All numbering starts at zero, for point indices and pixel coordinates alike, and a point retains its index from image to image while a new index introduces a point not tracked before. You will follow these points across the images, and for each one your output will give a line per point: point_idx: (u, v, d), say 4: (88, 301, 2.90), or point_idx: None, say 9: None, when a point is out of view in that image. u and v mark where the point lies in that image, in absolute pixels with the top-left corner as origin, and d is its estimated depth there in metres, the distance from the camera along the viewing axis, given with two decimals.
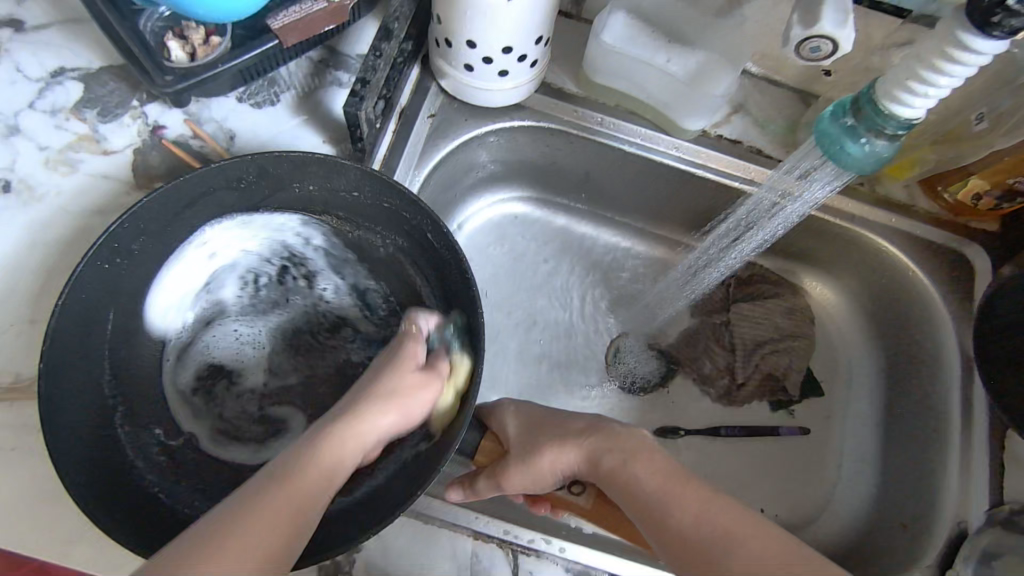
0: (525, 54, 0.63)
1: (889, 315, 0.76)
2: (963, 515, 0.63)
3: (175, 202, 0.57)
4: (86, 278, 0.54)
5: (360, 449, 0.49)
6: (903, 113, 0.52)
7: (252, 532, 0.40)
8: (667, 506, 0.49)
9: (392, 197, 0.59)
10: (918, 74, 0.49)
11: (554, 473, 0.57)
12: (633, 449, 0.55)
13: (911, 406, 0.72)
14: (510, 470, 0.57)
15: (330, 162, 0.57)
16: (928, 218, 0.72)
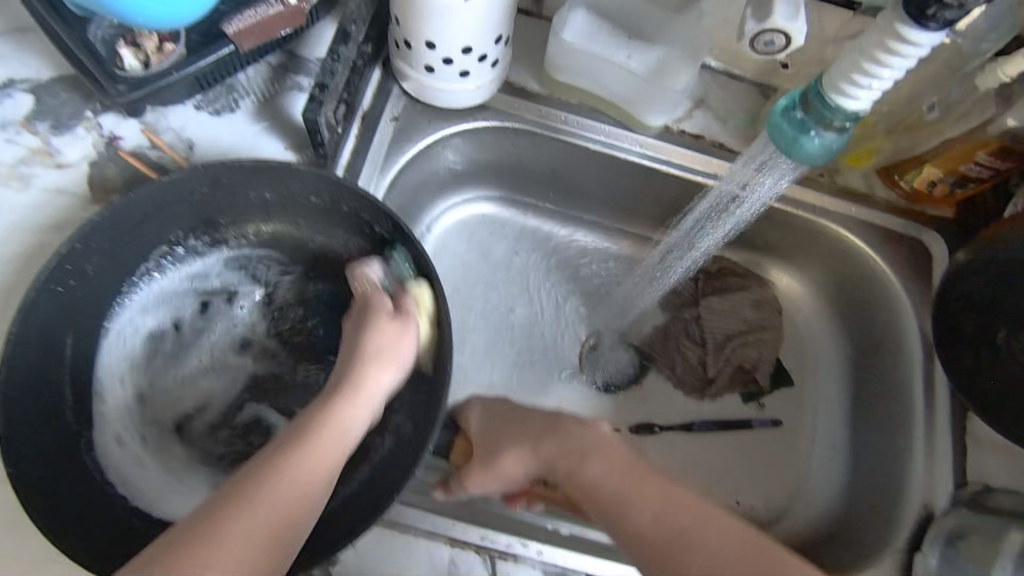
0: (485, 55, 0.63)
1: (853, 303, 0.78)
2: (929, 497, 0.65)
3: (128, 219, 0.55)
4: (41, 302, 0.53)
5: (362, 412, 0.53)
6: (851, 105, 0.52)
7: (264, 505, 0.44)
8: (628, 499, 0.51)
9: (350, 200, 0.59)
10: (864, 64, 0.49)
11: (515, 469, 0.58)
12: (592, 445, 0.55)
13: (877, 391, 0.74)
14: (472, 472, 0.58)
15: (284, 168, 0.57)
16: (887, 206, 0.73)
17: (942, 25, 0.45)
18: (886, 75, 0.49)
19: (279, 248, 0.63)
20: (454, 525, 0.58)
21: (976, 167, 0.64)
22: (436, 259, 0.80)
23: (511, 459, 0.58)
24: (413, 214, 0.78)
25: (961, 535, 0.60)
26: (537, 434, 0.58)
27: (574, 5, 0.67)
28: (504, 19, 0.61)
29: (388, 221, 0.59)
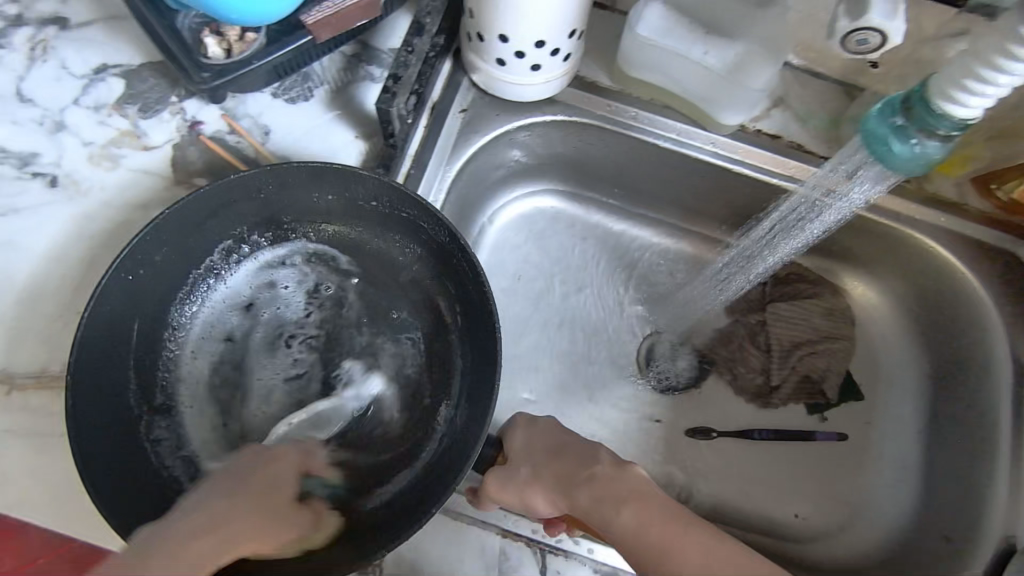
0: (557, 48, 0.62)
1: (935, 318, 0.73)
2: (1012, 529, 0.60)
3: (196, 213, 0.57)
4: (111, 289, 0.54)
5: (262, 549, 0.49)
6: (958, 113, 0.48)
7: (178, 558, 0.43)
8: (673, 551, 0.48)
9: (410, 208, 0.59)
10: (973, 73, 0.45)
11: (547, 502, 0.57)
12: (629, 494, 0.53)
13: (957, 413, 0.70)
14: (492, 482, 0.57)
15: (348, 172, 0.57)
16: (980, 216, 0.68)
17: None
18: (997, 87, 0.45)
19: (339, 250, 0.65)
20: (498, 522, 0.59)
21: None
22: (495, 252, 0.80)
23: (542, 496, 0.57)
24: (475, 206, 0.78)
25: None
26: (570, 476, 0.57)
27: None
28: (579, 14, 0.60)
29: (447, 231, 0.59)
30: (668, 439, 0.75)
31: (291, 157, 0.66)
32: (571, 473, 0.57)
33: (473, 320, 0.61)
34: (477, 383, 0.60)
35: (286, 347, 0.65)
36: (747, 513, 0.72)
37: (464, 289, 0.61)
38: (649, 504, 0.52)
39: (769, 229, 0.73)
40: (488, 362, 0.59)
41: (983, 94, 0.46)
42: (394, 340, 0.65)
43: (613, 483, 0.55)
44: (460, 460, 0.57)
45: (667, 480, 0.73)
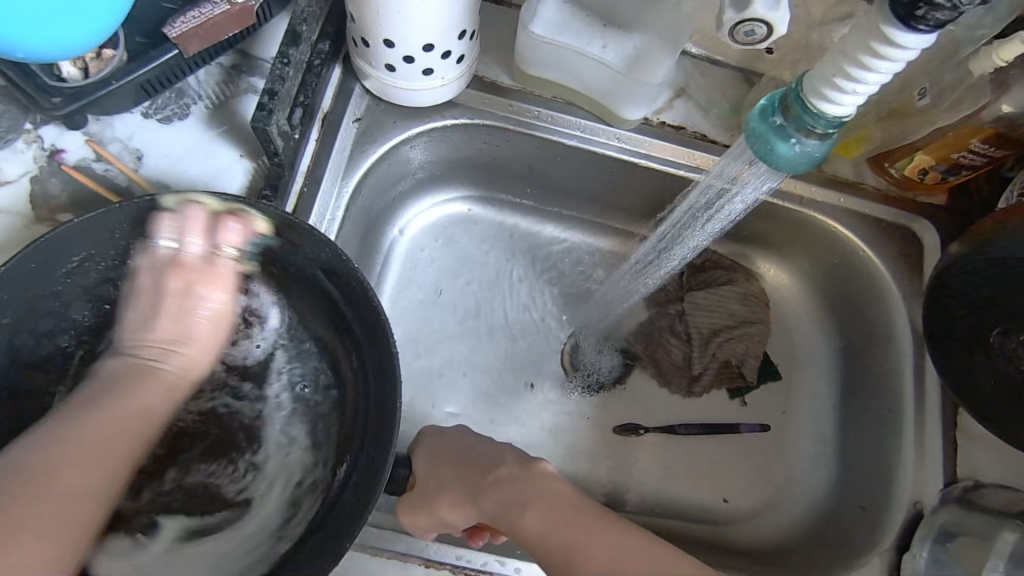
0: (448, 51, 0.59)
1: (842, 296, 0.76)
2: (919, 494, 0.63)
3: (45, 270, 0.52)
4: None
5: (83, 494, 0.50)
6: (833, 111, 0.48)
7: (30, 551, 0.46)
8: (585, 544, 0.49)
9: (281, 227, 0.55)
10: (847, 71, 0.45)
11: (457, 512, 0.56)
12: (535, 497, 0.54)
13: (867, 385, 0.72)
14: (409, 512, 0.56)
15: (206, 199, 0.53)
16: (876, 194, 0.70)
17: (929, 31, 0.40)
18: (867, 81, 0.45)
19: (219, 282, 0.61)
20: (419, 549, 0.57)
21: (968, 154, 0.61)
22: (410, 263, 0.77)
23: (452, 514, 0.56)
24: (383, 217, 0.75)
25: (952, 535, 0.59)
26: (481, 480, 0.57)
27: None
28: (466, 16, 0.57)
29: (323, 245, 0.55)
30: (597, 437, 0.74)
31: (169, 182, 0.61)
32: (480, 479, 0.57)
33: (367, 341, 0.57)
34: (377, 404, 0.57)
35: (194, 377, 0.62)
36: (677, 501, 0.73)
37: (353, 310, 0.57)
38: (560, 512, 0.52)
39: (677, 223, 0.74)
40: (381, 380, 0.56)
41: (852, 89, 0.46)
42: (300, 358, 0.62)
43: (528, 488, 0.55)
44: (366, 484, 0.54)
45: (598, 478, 0.73)
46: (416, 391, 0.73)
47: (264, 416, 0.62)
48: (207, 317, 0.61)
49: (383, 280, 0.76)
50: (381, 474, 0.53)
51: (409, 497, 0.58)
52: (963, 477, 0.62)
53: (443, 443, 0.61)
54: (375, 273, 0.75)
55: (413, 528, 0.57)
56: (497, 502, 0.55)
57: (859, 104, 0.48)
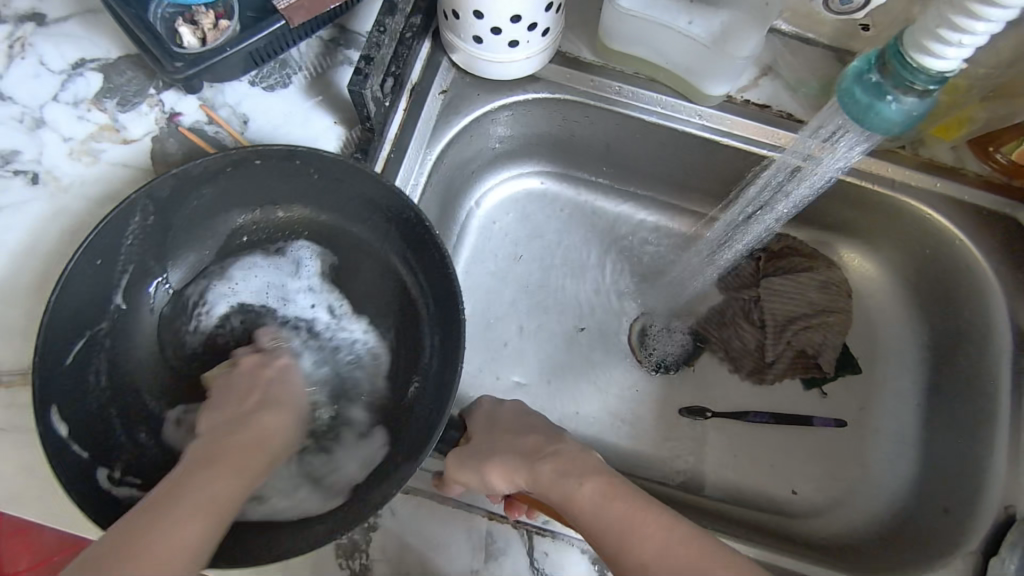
0: (535, 23, 0.60)
1: (931, 288, 0.72)
2: (1012, 499, 0.58)
3: (162, 203, 0.56)
4: (77, 275, 0.53)
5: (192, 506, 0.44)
6: (936, 66, 0.46)
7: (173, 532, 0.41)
8: (630, 530, 0.49)
9: (370, 187, 0.59)
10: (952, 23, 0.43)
11: (509, 472, 0.56)
12: (588, 470, 0.54)
13: (957, 382, 0.68)
14: (454, 464, 0.57)
15: (311, 156, 0.57)
16: (978, 181, 0.66)
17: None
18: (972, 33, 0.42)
19: (279, 238, 0.62)
20: (477, 501, 0.59)
21: None
22: (484, 234, 0.79)
23: (499, 477, 0.56)
24: (461, 189, 0.77)
25: None
26: (535, 448, 0.58)
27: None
28: None
29: (406, 208, 0.58)
30: (662, 418, 0.74)
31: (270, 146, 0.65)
32: (536, 450, 0.58)
33: (440, 301, 0.60)
34: (448, 356, 0.59)
35: (219, 332, 0.61)
36: (743, 488, 0.71)
37: (425, 268, 0.61)
38: (614, 487, 0.52)
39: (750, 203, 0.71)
40: (449, 337, 0.59)
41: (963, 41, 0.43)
42: (340, 319, 0.64)
43: (581, 468, 0.55)
44: (424, 437, 0.56)
45: (660, 458, 0.73)
46: (483, 359, 0.75)
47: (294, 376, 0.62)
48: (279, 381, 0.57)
49: (457, 250, 0.78)
50: (437, 425, 0.55)
51: (457, 453, 0.59)
52: None
53: (497, 418, 0.63)
54: (451, 243, 0.77)
55: (450, 480, 0.57)
56: (549, 471, 0.55)
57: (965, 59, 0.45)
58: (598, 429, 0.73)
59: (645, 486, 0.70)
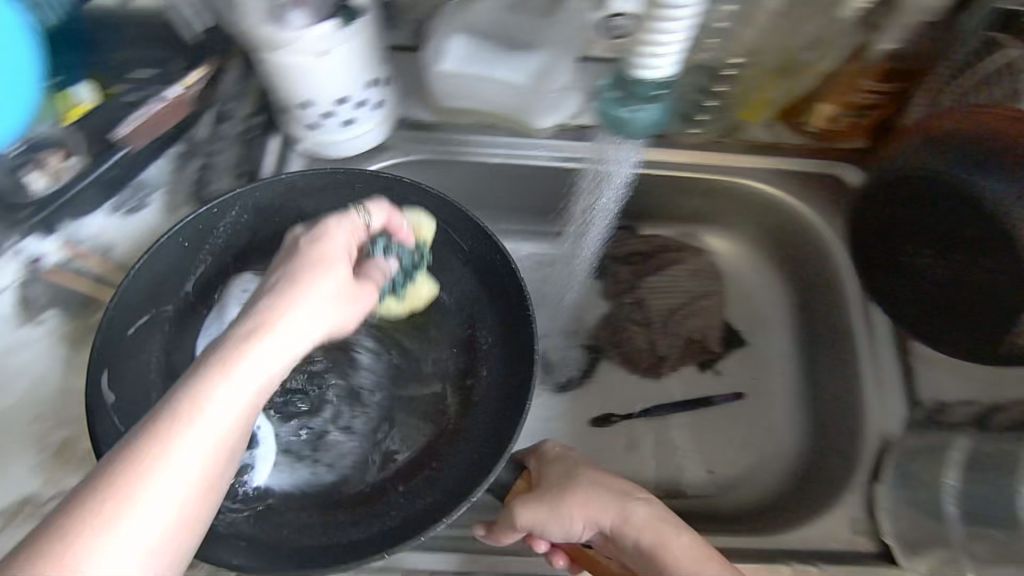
0: (364, 100, 0.63)
1: (787, 252, 0.79)
2: (885, 427, 0.63)
3: (271, 204, 0.63)
4: (163, 250, 0.60)
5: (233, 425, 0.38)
6: (654, 73, 0.52)
7: (184, 476, 0.36)
8: None
9: (456, 221, 0.66)
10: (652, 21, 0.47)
11: (592, 515, 0.56)
12: (681, 530, 0.54)
13: (823, 332, 0.74)
14: (533, 507, 0.57)
15: (415, 187, 0.64)
16: (799, 150, 0.73)
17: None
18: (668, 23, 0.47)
19: None
20: (536, 545, 0.58)
21: (864, 94, 0.66)
22: None
23: (580, 522, 0.56)
24: None
25: (917, 455, 0.59)
26: (626, 489, 0.58)
27: (456, 31, 0.68)
28: (369, 65, 0.60)
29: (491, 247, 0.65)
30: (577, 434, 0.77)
31: None
32: (624, 492, 0.57)
33: (513, 330, 0.65)
34: (514, 380, 0.63)
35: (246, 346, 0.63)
36: (665, 480, 0.74)
37: (494, 304, 0.66)
38: (706, 549, 0.53)
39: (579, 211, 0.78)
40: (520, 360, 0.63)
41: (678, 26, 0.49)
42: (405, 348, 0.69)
43: (671, 522, 0.55)
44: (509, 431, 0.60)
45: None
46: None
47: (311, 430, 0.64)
48: (334, 246, 0.48)
49: None
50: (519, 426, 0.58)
51: (537, 495, 0.58)
52: (922, 401, 0.64)
53: (570, 460, 0.61)
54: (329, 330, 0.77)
55: (516, 517, 0.57)
56: (641, 520, 0.55)
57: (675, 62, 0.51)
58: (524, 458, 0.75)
59: None
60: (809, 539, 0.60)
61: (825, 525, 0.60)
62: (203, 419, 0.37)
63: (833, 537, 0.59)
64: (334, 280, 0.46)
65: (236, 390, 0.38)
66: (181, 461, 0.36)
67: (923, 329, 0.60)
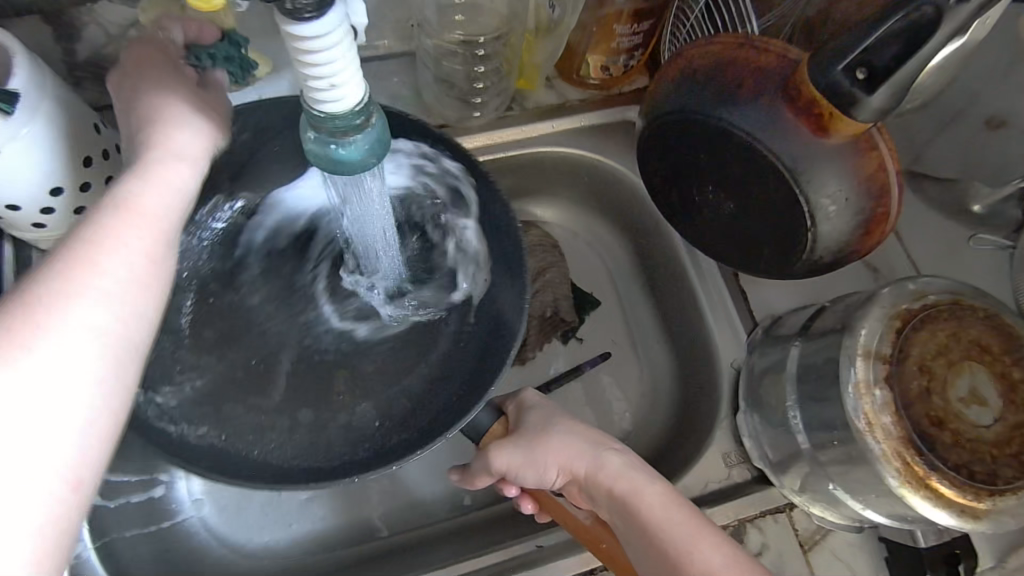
0: (86, 182, 0.53)
1: (608, 201, 0.75)
2: (734, 355, 0.64)
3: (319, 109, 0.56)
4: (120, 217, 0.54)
5: (138, 253, 0.36)
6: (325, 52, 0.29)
7: (101, 311, 0.34)
8: (690, 544, 0.45)
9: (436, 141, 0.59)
10: (308, 116, 0.34)
11: (566, 463, 0.53)
12: (653, 475, 0.50)
13: (660, 275, 0.72)
14: (507, 448, 0.54)
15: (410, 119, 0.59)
16: (586, 104, 0.70)
17: (323, 12, 0.28)
18: (334, 122, 0.34)
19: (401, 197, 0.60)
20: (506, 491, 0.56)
21: (623, 38, 0.63)
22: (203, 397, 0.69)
23: (554, 467, 0.54)
24: None
25: (765, 374, 0.59)
26: (602, 439, 0.54)
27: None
28: (73, 143, 0.51)
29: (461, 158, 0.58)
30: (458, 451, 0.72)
31: None
32: (604, 440, 0.54)
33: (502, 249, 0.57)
34: (507, 314, 0.57)
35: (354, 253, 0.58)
36: None
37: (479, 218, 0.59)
38: (677, 496, 0.49)
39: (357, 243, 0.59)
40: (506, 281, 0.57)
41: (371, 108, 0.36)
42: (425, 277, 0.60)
43: (645, 473, 0.51)
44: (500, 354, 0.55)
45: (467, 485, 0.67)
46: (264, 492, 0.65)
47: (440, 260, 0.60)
48: (160, 69, 0.43)
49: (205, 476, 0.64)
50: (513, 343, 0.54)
51: (513, 436, 0.55)
52: (760, 320, 0.65)
53: (550, 408, 0.57)
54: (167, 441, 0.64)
55: (491, 458, 0.54)
56: (614, 470, 0.51)
57: (355, 80, 0.32)
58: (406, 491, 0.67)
59: (462, 522, 0.65)
60: (691, 487, 0.60)
61: (701, 467, 0.61)
62: (82, 279, 0.34)
63: (710, 477, 0.61)
64: (175, 113, 0.41)
65: (136, 233, 0.37)
66: (59, 332, 0.33)
67: (746, 266, 0.55)
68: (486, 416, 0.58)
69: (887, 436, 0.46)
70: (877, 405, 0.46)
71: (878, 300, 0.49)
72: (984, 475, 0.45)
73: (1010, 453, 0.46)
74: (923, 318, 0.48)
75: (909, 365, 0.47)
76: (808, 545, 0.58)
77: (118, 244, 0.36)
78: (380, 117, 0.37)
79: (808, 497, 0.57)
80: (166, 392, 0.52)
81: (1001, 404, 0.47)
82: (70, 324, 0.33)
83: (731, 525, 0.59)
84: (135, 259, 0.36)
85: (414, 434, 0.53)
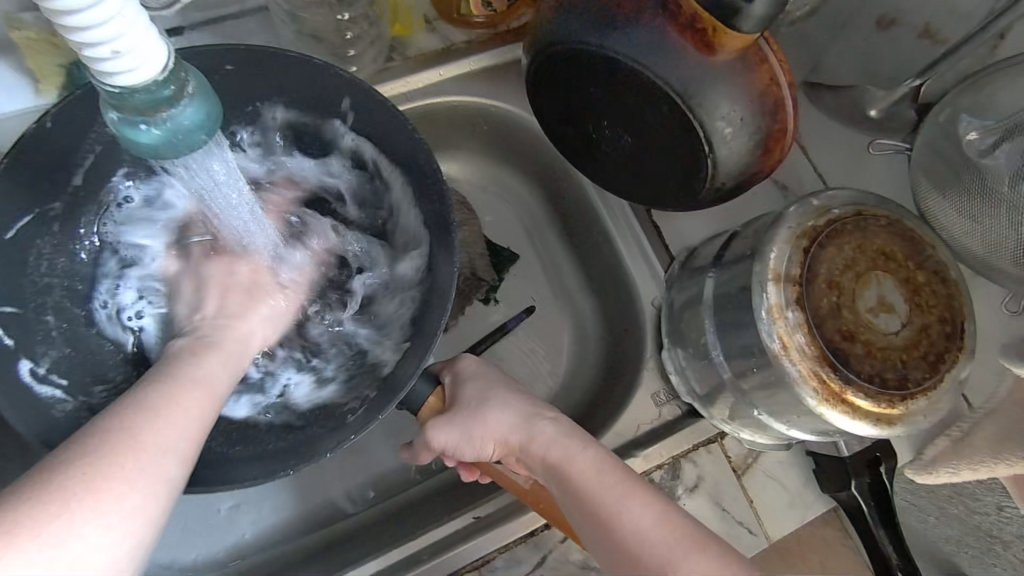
0: None
1: (513, 151, 0.71)
2: (652, 294, 0.62)
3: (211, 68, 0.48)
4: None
5: (195, 391, 0.40)
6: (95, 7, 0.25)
7: (162, 427, 0.36)
8: (626, 508, 0.43)
9: (393, 136, 0.50)
10: (107, 95, 0.30)
11: (501, 437, 0.51)
12: (586, 441, 0.48)
13: (576, 222, 0.70)
14: (442, 427, 0.51)
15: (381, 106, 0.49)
16: (470, 48, 0.64)
17: None
18: (137, 99, 0.30)
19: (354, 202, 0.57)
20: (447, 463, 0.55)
21: None
22: None
23: (490, 442, 0.51)
24: None
25: (684, 309, 0.58)
26: (537, 408, 0.52)
27: None
28: None
29: (402, 145, 0.50)
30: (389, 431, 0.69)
31: None
32: (537, 409, 0.51)
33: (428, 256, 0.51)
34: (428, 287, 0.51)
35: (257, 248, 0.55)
36: None
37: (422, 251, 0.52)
38: (615, 464, 0.46)
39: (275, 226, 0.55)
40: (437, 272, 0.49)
41: (182, 78, 0.32)
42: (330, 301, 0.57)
43: (579, 438, 0.48)
44: (422, 324, 0.50)
45: (399, 465, 0.64)
46: (179, 506, 0.59)
47: (320, 185, 0.57)
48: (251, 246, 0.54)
49: None
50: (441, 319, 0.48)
51: (449, 413, 0.52)
52: (676, 254, 0.63)
53: (481, 376, 0.54)
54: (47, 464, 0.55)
55: (431, 440, 0.52)
56: (550, 440, 0.49)
57: (145, 39, 0.28)
58: (339, 481, 0.63)
59: (397, 502, 0.61)
60: (624, 432, 0.59)
61: (632, 412, 0.60)
62: (145, 407, 0.37)
63: (643, 419, 0.60)
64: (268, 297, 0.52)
65: (181, 381, 0.40)
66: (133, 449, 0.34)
67: (657, 202, 0.52)
68: (423, 386, 0.54)
69: (803, 357, 0.46)
70: (791, 327, 0.46)
71: (783, 222, 0.48)
72: (896, 381, 0.46)
73: (919, 355, 0.46)
74: (828, 235, 0.47)
75: (818, 284, 0.46)
76: (741, 469, 0.59)
77: (165, 388, 0.39)
78: (197, 89, 0.33)
79: (738, 424, 0.57)
80: (98, 394, 0.48)
81: (907, 309, 0.47)
82: (136, 434, 0.35)
83: (667, 463, 0.59)
84: (179, 395, 0.39)
85: (374, 391, 0.50)
